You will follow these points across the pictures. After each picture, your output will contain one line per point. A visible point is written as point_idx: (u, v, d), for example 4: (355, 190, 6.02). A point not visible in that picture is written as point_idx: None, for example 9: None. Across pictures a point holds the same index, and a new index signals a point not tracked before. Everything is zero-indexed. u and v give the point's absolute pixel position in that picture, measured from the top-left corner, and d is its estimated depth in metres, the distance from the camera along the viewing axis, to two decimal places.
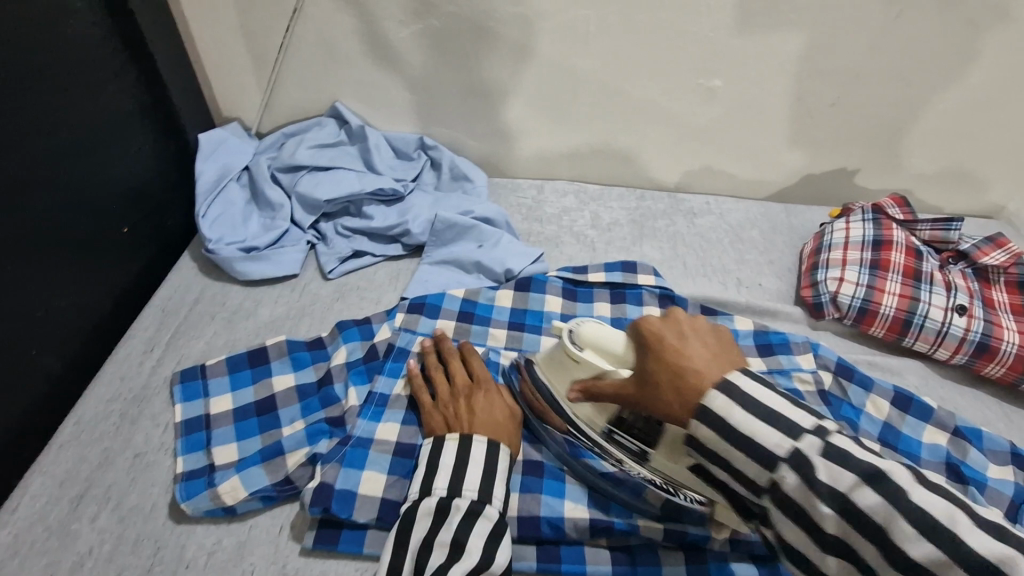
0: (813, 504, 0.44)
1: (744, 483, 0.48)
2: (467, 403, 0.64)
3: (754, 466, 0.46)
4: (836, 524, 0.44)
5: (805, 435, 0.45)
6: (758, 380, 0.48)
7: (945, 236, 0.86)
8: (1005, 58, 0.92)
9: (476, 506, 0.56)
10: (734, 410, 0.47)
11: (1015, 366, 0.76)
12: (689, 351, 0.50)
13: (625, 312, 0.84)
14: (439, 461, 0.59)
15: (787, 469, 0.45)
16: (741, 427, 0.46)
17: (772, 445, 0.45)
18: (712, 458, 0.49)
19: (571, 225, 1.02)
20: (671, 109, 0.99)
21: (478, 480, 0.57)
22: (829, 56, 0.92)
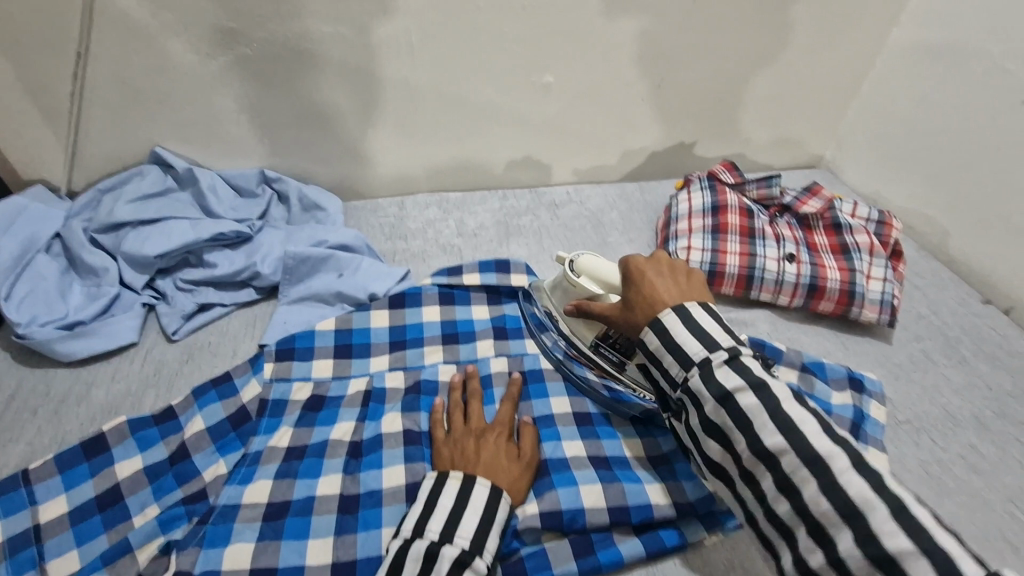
0: (702, 393, 0.55)
1: (667, 379, 0.58)
2: (479, 442, 0.63)
3: (676, 365, 0.57)
4: (716, 411, 0.54)
5: (719, 350, 0.55)
6: (709, 310, 0.59)
7: (769, 193, 0.94)
8: (792, 28, 1.03)
9: (467, 557, 0.53)
10: (678, 325, 0.57)
11: (841, 299, 0.84)
12: (660, 284, 0.62)
13: (503, 312, 0.84)
14: (439, 503, 0.56)
15: (695, 369, 0.56)
16: (675, 334, 0.57)
17: (691, 351, 0.56)
18: (653, 359, 0.59)
19: (437, 237, 1.00)
20: (511, 108, 1.01)
21: (473, 528, 0.55)
22: (646, 42, 0.98)
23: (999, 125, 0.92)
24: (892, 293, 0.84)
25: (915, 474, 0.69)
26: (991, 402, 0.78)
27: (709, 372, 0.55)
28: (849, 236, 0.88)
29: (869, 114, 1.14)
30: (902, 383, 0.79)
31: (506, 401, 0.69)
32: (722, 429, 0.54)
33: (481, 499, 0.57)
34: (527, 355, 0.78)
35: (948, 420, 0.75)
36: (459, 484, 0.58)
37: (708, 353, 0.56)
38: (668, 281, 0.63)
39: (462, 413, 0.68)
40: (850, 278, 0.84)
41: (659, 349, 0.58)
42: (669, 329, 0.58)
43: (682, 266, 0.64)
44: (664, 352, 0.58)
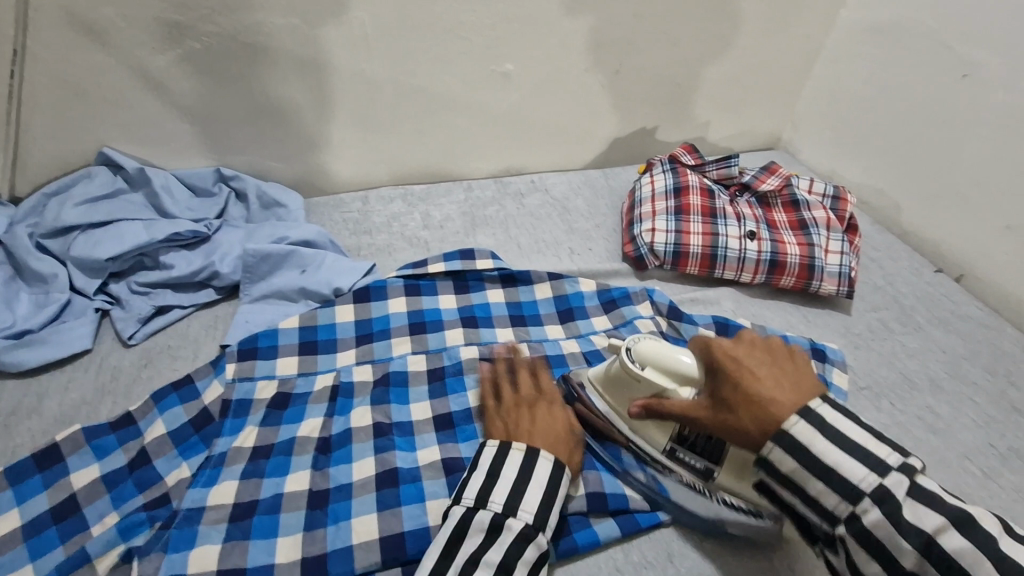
0: (899, 545, 0.45)
1: (819, 512, 0.50)
2: (532, 411, 0.63)
3: (835, 496, 0.48)
4: (917, 563, 0.45)
5: (892, 472, 0.47)
6: (839, 409, 0.51)
7: (729, 173, 0.96)
8: (744, 11, 1.05)
9: (530, 531, 0.53)
10: (817, 440, 0.49)
11: (801, 273, 0.86)
12: (766, 377, 0.53)
13: (471, 300, 0.84)
14: (504, 474, 0.56)
15: (871, 502, 0.47)
16: (821, 454, 0.49)
17: (857, 478, 0.48)
18: (796, 487, 0.50)
19: (402, 230, 0.99)
20: (472, 99, 1.00)
21: (537, 503, 0.55)
22: (603, 27, 0.98)
23: (943, 99, 0.95)
24: (850, 266, 0.86)
25: None
26: (946, 364, 0.81)
27: (896, 513, 0.46)
28: (806, 212, 0.90)
29: (822, 94, 1.17)
30: (862, 352, 0.82)
31: (543, 368, 0.69)
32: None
33: (544, 474, 0.57)
34: (496, 343, 0.78)
35: (906, 385, 0.78)
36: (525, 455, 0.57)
37: (881, 479, 0.47)
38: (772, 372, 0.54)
39: (510, 384, 0.67)
40: (809, 253, 0.86)
41: (798, 472, 0.50)
42: (806, 445, 0.49)
43: (784, 352, 0.55)
44: (808, 477, 0.49)
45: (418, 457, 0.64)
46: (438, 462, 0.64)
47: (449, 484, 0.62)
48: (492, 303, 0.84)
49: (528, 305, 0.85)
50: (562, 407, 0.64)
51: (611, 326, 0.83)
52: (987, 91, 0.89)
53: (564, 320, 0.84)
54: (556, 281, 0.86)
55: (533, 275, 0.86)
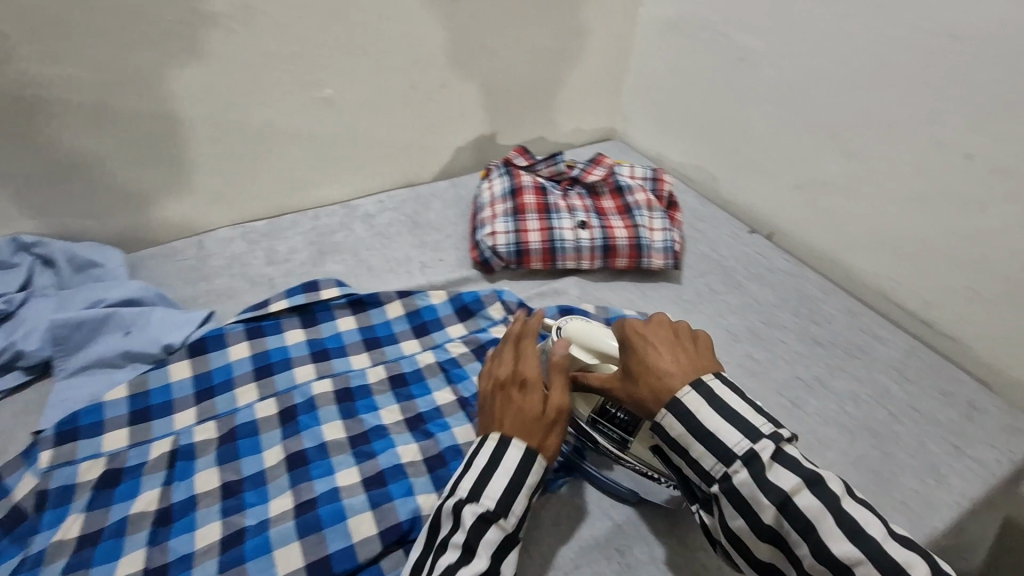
0: (758, 499, 0.50)
1: (697, 471, 0.54)
2: (506, 397, 0.61)
3: (712, 458, 0.53)
4: (774, 517, 0.50)
5: (762, 437, 0.52)
6: (728, 385, 0.56)
7: (558, 169, 1.02)
8: (550, 19, 1.12)
9: (491, 516, 0.54)
10: (702, 406, 0.54)
11: (631, 252, 0.93)
12: (664, 352, 0.58)
13: (320, 332, 0.81)
14: (473, 462, 0.57)
15: (740, 464, 0.51)
16: (705, 422, 0.53)
17: (732, 443, 0.52)
18: (678, 446, 0.55)
19: (245, 270, 0.95)
20: (297, 127, 0.99)
21: (502, 489, 0.56)
22: (417, 46, 1.01)
23: (729, 82, 1.07)
24: (672, 239, 0.94)
25: None
26: (761, 315, 0.91)
27: (761, 471, 0.51)
28: (629, 196, 0.98)
29: (639, 86, 1.28)
30: (691, 316, 0.90)
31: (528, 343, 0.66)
32: (779, 534, 0.50)
33: (514, 459, 0.56)
34: (351, 372, 0.76)
35: (730, 338, 0.87)
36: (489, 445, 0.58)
37: (752, 444, 0.52)
38: (673, 346, 0.59)
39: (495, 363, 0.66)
40: (635, 233, 0.94)
41: (685, 436, 0.54)
42: (694, 412, 0.54)
43: (687, 333, 0.61)
44: (691, 440, 0.54)
45: (269, 508, 0.62)
46: (289, 508, 0.61)
47: (301, 525, 0.60)
48: (344, 331, 0.82)
49: (382, 327, 0.83)
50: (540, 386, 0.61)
51: (466, 332, 0.84)
52: (758, 71, 1.01)
53: (419, 334, 0.83)
54: (407, 298, 0.86)
55: (382, 295, 0.85)
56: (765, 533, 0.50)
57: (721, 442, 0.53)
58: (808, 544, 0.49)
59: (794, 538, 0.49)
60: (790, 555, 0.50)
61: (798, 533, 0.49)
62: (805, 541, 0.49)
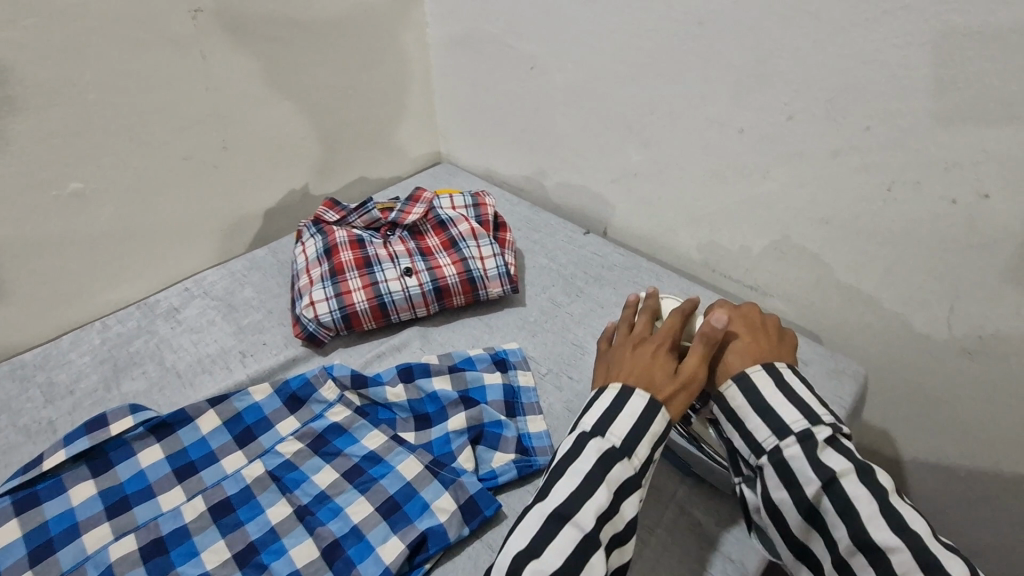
0: (805, 473, 0.53)
1: (748, 442, 0.58)
2: (635, 350, 0.63)
3: (767, 430, 0.56)
4: (816, 492, 0.53)
5: (823, 424, 0.55)
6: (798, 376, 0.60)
7: (372, 217, 0.94)
8: (327, 56, 1.05)
9: (618, 454, 0.55)
10: (776, 390, 0.58)
11: (465, 288, 0.88)
12: (755, 333, 0.64)
13: (118, 477, 0.68)
14: (598, 399, 0.59)
15: (796, 441, 0.55)
16: (768, 398, 0.58)
17: (791, 420, 0.56)
18: (737, 419, 0.59)
19: (15, 419, 0.78)
20: (43, 235, 0.85)
21: (628, 430, 0.56)
22: (172, 114, 0.90)
23: (524, 91, 1.07)
24: (504, 264, 0.91)
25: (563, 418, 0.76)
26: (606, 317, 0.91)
27: (814, 453, 0.54)
28: (452, 229, 0.93)
29: (448, 105, 1.24)
30: (538, 337, 0.87)
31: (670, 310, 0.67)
32: (818, 512, 0.53)
33: (640, 405, 0.57)
34: (161, 516, 0.65)
35: (578, 351, 0.85)
36: (615, 390, 0.58)
37: (808, 426, 0.55)
38: (766, 332, 0.65)
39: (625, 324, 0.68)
40: (465, 267, 0.89)
41: (744, 408, 0.58)
42: (759, 389, 0.58)
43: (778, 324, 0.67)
44: (749, 411, 0.58)
45: None
46: None
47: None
48: (148, 467, 0.69)
49: (197, 447, 0.71)
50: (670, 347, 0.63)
51: (299, 425, 0.74)
52: (544, 78, 1.02)
53: (245, 442, 0.72)
54: (222, 403, 0.74)
55: (190, 410, 0.73)
56: (805, 509, 0.53)
57: (783, 420, 0.56)
58: (848, 527, 0.51)
59: (832, 518, 0.52)
60: (827, 537, 0.52)
61: (837, 514, 0.52)
62: (845, 524, 0.51)
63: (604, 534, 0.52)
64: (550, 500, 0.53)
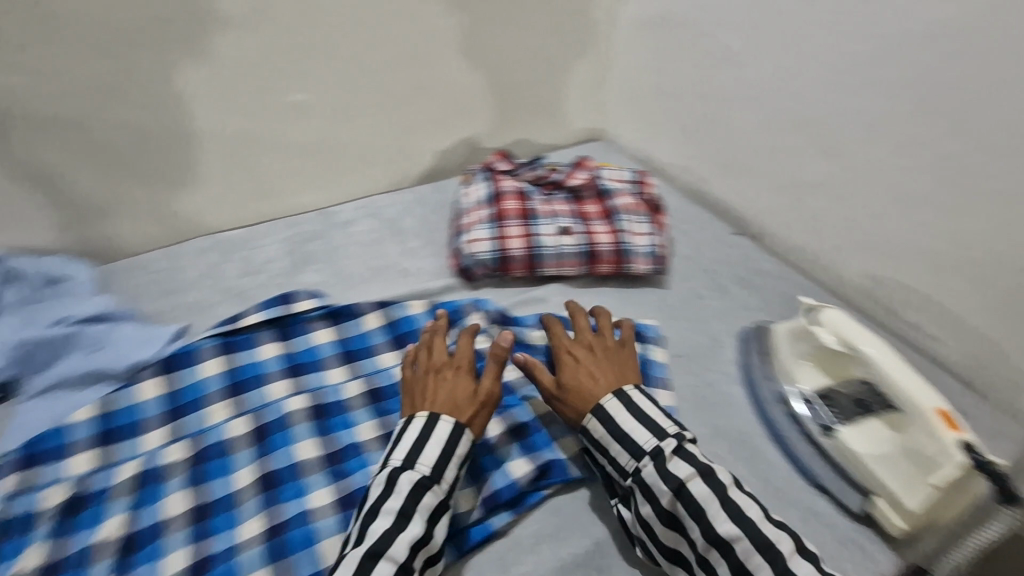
0: (659, 487, 0.59)
1: (615, 467, 0.63)
2: (437, 379, 0.68)
3: (626, 454, 0.63)
4: (671, 501, 0.58)
5: (669, 437, 0.62)
6: (645, 394, 0.67)
7: (539, 174, 1.00)
8: (526, 20, 1.11)
9: (427, 481, 0.58)
10: (621, 412, 0.64)
11: (615, 258, 0.91)
12: (585, 363, 0.71)
13: (295, 347, 0.79)
14: (403, 439, 0.61)
15: (649, 459, 0.61)
16: (623, 425, 0.64)
17: (643, 441, 0.62)
18: (599, 447, 0.65)
19: (217, 282, 0.92)
20: (269, 134, 0.96)
21: (435, 458, 0.60)
22: (387, 50, 0.99)
23: (709, 84, 1.06)
24: (656, 244, 0.93)
25: (691, 401, 0.78)
26: (748, 321, 0.90)
27: (663, 465, 0.60)
28: (612, 200, 0.96)
29: (620, 85, 1.27)
30: (675, 321, 0.89)
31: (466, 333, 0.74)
32: (677, 518, 0.58)
33: (444, 431, 0.61)
34: (326, 388, 0.74)
35: (714, 346, 0.86)
36: (424, 419, 0.62)
37: (658, 443, 0.62)
38: (594, 359, 0.72)
39: (426, 351, 0.73)
40: (619, 238, 0.92)
41: (606, 437, 0.64)
42: (614, 416, 0.64)
43: (608, 356, 0.73)
44: (610, 440, 0.64)
45: (236, 531, 0.60)
46: (258, 530, 0.60)
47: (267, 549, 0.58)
48: (319, 345, 0.80)
49: (359, 339, 0.81)
50: (464, 376, 0.68)
51: None
52: (736, 72, 1.00)
53: (398, 346, 0.81)
54: (385, 310, 0.84)
55: (357, 308, 0.83)
56: (665, 517, 0.58)
57: (634, 443, 0.62)
58: (699, 527, 0.56)
59: (687, 522, 0.57)
60: (687, 538, 0.57)
61: (691, 518, 0.57)
62: (696, 523, 0.57)
63: (418, 560, 0.55)
64: (366, 540, 0.54)
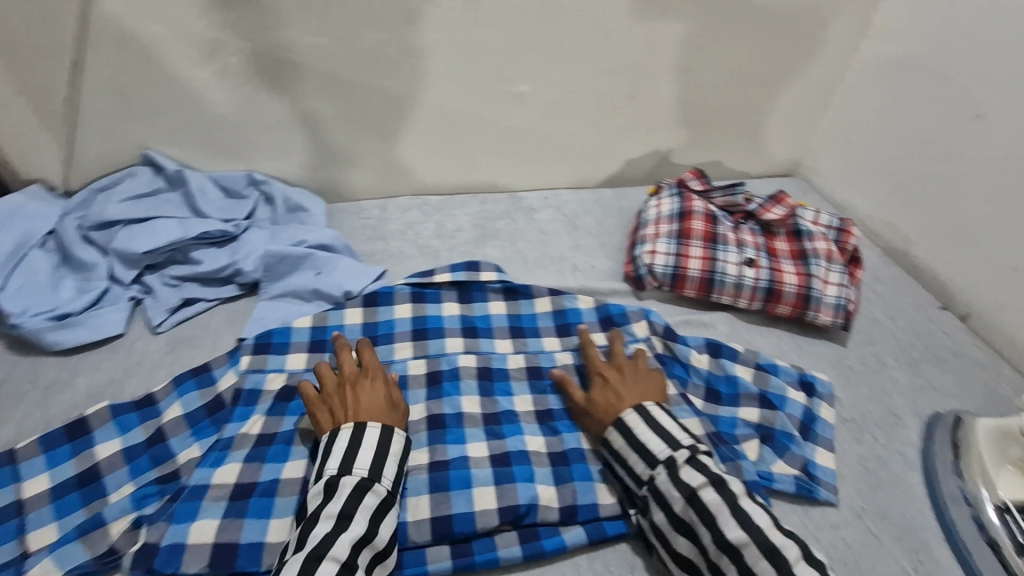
0: (671, 493, 0.62)
1: (631, 476, 0.66)
2: (354, 391, 0.69)
3: (642, 463, 0.65)
4: (683, 508, 0.61)
5: (681, 447, 0.64)
6: (665, 410, 0.69)
7: (734, 201, 0.98)
8: (760, 44, 1.07)
9: (366, 483, 0.61)
10: (640, 425, 0.66)
11: (797, 302, 0.87)
12: (614, 380, 0.73)
13: (473, 311, 0.86)
14: (334, 444, 0.63)
15: (661, 468, 0.63)
16: (639, 435, 0.66)
17: (657, 451, 0.64)
18: (619, 458, 0.67)
19: (415, 239, 1.04)
20: (487, 117, 1.04)
21: (370, 459, 0.62)
22: (617, 56, 1.01)
23: (958, 143, 0.95)
24: (847, 298, 0.87)
25: (855, 470, 0.73)
26: (936, 406, 0.81)
27: (675, 474, 0.62)
28: (807, 242, 0.92)
29: (839, 124, 1.18)
30: (851, 385, 0.83)
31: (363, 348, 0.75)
32: (690, 527, 0.60)
33: (374, 435, 0.64)
34: (494, 354, 0.81)
35: (892, 421, 0.79)
36: (352, 430, 0.64)
37: (672, 452, 0.64)
38: (622, 379, 0.73)
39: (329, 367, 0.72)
40: (806, 283, 0.88)
41: (625, 448, 0.66)
42: (632, 426, 0.67)
43: (635, 372, 0.74)
44: (628, 450, 0.66)
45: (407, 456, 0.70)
46: (425, 462, 0.70)
47: (431, 481, 0.68)
48: (494, 314, 0.86)
49: (528, 318, 0.86)
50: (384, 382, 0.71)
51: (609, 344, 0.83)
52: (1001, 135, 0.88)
53: (560, 333, 0.85)
54: (557, 298, 0.87)
55: (534, 289, 0.88)
56: (678, 524, 0.61)
57: (650, 452, 0.64)
58: (710, 534, 0.58)
59: (699, 527, 0.59)
60: (700, 544, 0.59)
61: (701, 523, 0.59)
62: (708, 530, 0.59)
63: (362, 558, 0.57)
64: (307, 545, 0.56)
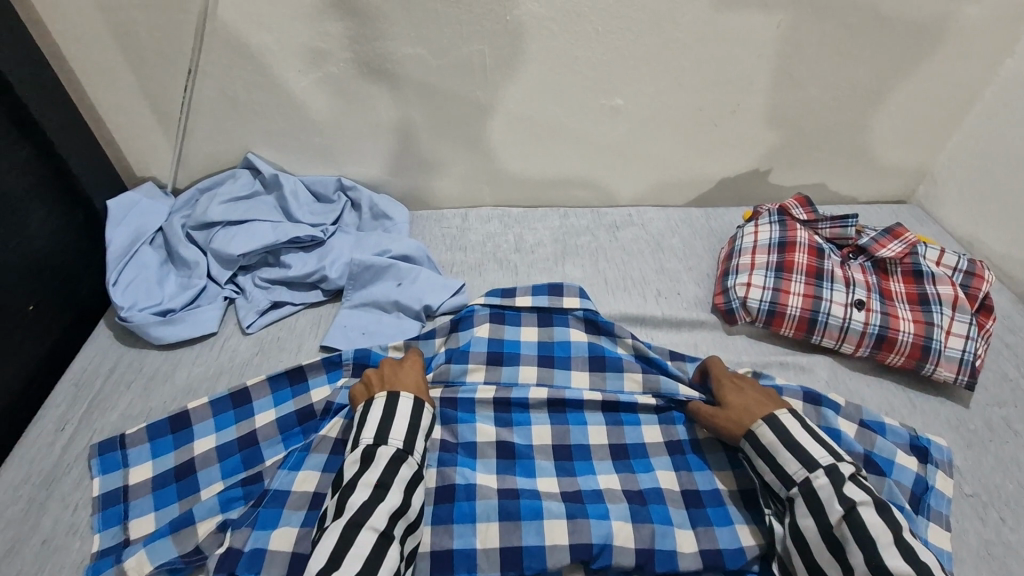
0: (831, 503, 0.59)
1: (780, 475, 0.63)
2: (394, 369, 0.73)
3: (797, 463, 0.63)
4: (839, 520, 0.58)
5: (847, 461, 0.62)
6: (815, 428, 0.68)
7: (844, 233, 0.89)
8: (887, 58, 0.96)
9: (402, 455, 0.63)
10: (797, 427, 0.65)
11: (913, 352, 0.79)
12: (743, 387, 0.72)
13: (552, 336, 0.84)
14: (368, 416, 0.66)
15: (823, 473, 0.61)
16: (798, 437, 0.64)
17: (818, 455, 0.62)
18: (765, 454, 0.65)
19: (494, 251, 1.02)
20: (578, 129, 1.00)
21: (403, 431, 0.65)
22: (723, 69, 0.95)
23: None
24: (974, 352, 0.77)
25: (975, 553, 0.64)
26: None
27: (840, 481, 0.60)
28: (929, 285, 0.82)
29: (971, 149, 1.06)
30: (974, 453, 0.73)
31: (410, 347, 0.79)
32: (841, 542, 0.57)
33: (407, 406, 0.66)
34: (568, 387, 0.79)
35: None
36: (385, 401, 0.66)
37: (836, 461, 0.62)
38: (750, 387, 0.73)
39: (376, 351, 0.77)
40: (925, 333, 0.79)
41: (774, 445, 0.65)
42: (788, 427, 0.65)
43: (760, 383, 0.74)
44: (780, 448, 0.64)
45: (475, 475, 0.70)
46: (493, 487, 0.69)
47: (501, 507, 0.67)
48: (573, 342, 0.83)
49: (609, 350, 0.82)
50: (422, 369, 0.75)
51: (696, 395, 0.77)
52: None
53: (645, 371, 0.80)
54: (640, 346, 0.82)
55: (617, 328, 0.83)
56: (827, 533, 0.58)
57: (810, 454, 0.63)
58: (863, 554, 0.55)
59: (851, 546, 0.56)
60: (845, 562, 0.56)
61: (855, 542, 0.56)
62: (861, 549, 0.55)
63: (399, 528, 0.58)
64: (346, 512, 0.58)
